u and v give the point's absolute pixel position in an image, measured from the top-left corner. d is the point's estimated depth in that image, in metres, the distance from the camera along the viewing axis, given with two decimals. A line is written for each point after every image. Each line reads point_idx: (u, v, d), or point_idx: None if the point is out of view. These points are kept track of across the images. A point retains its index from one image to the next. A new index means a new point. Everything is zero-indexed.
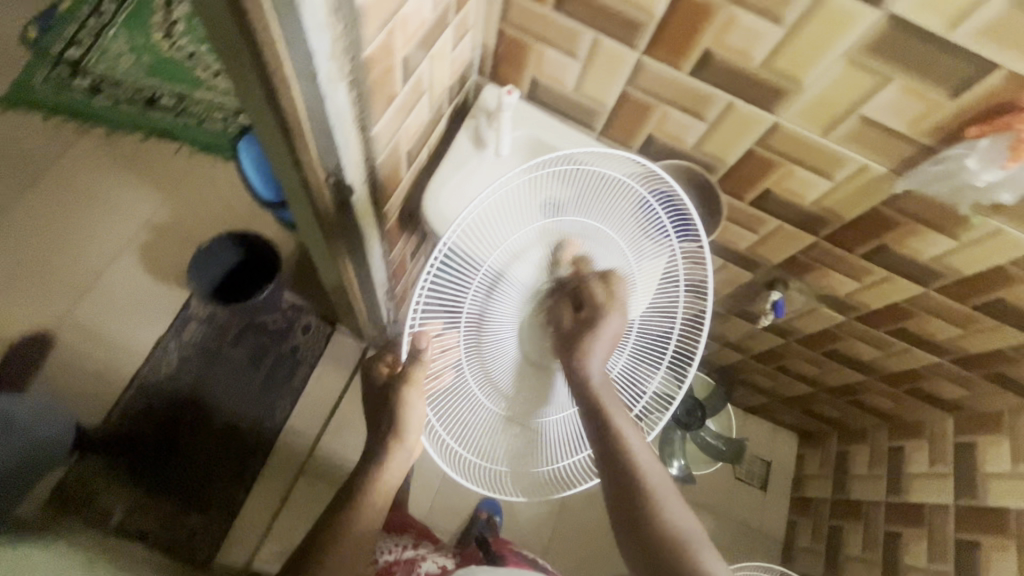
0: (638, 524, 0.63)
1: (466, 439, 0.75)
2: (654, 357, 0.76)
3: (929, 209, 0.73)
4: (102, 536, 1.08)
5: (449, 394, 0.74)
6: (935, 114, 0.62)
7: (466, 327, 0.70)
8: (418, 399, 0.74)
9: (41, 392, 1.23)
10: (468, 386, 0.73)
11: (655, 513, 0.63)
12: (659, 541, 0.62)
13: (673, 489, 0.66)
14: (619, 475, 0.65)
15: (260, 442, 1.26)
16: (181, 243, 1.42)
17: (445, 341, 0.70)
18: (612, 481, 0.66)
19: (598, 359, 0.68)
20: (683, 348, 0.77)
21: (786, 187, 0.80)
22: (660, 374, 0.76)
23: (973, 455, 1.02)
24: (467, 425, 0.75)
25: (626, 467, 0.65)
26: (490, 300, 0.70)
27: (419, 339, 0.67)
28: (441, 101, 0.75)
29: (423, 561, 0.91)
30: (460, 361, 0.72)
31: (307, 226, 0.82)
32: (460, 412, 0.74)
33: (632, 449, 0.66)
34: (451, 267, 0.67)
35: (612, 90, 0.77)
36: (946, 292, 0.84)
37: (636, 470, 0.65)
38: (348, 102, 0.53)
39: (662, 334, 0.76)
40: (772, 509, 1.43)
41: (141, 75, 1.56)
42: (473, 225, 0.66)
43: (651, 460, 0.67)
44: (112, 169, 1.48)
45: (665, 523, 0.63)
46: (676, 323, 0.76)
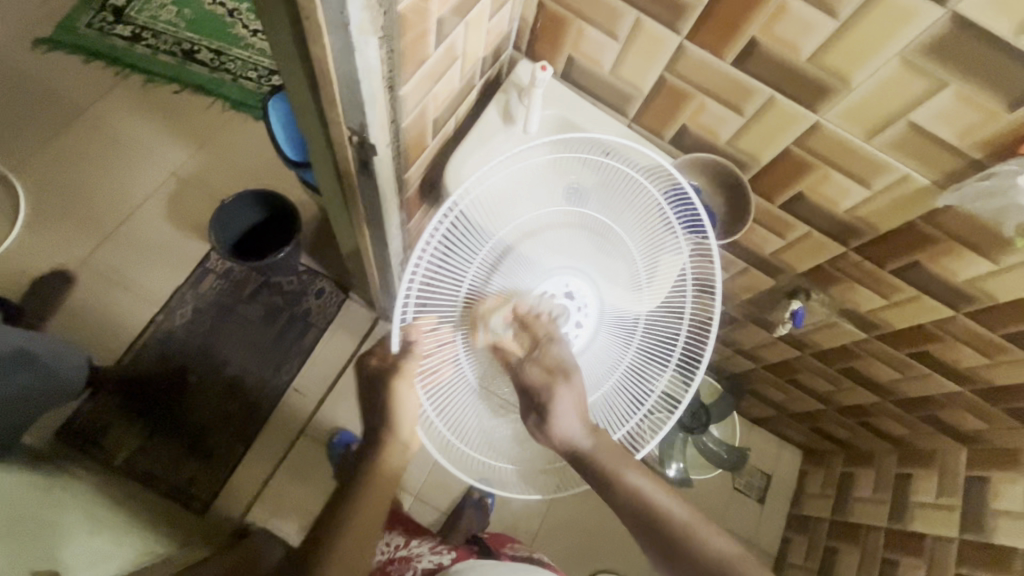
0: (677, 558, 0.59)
1: (463, 434, 0.71)
2: (661, 355, 0.71)
3: (970, 228, 0.70)
4: (105, 475, 1.11)
5: (445, 389, 0.70)
6: (988, 127, 0.58)
7: (464, 314, 0.69)
8: (409, 390, 0.66)
9: (61, 329, 1.26)
10: (465, 378, 0.70)
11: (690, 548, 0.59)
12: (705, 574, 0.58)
13: (704, 518, 0.62)
14: (641, 519, 0.62)
15: (264, 400, 1.28)
16: (205, 197, 1.43)
17: (440, 333, 0.68)
18: (635, 526, 0.63)
19: (573, 425, 0.65)
20: (692, 345, 0.73)
21: (820, 192, 0.77)
22: (670, 374, 0.70)
23: (983, 490, 0.98)
24: (462, 421, 0.71)
25: (643, 511, 0.62)
26: (492, 278, 0.70)
27: (412, 331, 0.64)
28: (474, 71, 0.74)
29: (418, 559, 0.86)
30: (457, 353, 0.69)
31: (328, 188, 0.82)
32: (455, 407, 0.70)
33: (643, 492, 0.63)
34: (455, 242, 0.67)
35: (649, 74, 0.75)
36: (976, 318, 0.81)
37: (656, 512, 0.62)
38: (378, 58, 0.52)
39: (669, 331, 0.71)
40: (768, 522, 1.41)
41: (182, 27, 1.57)
42: (480, 200, 0.68)
43: (671, 499, 0.63)
44: (145, 117, 1.50)
45: (705, 555, 0.59)
46: (683, 322, 0.71)
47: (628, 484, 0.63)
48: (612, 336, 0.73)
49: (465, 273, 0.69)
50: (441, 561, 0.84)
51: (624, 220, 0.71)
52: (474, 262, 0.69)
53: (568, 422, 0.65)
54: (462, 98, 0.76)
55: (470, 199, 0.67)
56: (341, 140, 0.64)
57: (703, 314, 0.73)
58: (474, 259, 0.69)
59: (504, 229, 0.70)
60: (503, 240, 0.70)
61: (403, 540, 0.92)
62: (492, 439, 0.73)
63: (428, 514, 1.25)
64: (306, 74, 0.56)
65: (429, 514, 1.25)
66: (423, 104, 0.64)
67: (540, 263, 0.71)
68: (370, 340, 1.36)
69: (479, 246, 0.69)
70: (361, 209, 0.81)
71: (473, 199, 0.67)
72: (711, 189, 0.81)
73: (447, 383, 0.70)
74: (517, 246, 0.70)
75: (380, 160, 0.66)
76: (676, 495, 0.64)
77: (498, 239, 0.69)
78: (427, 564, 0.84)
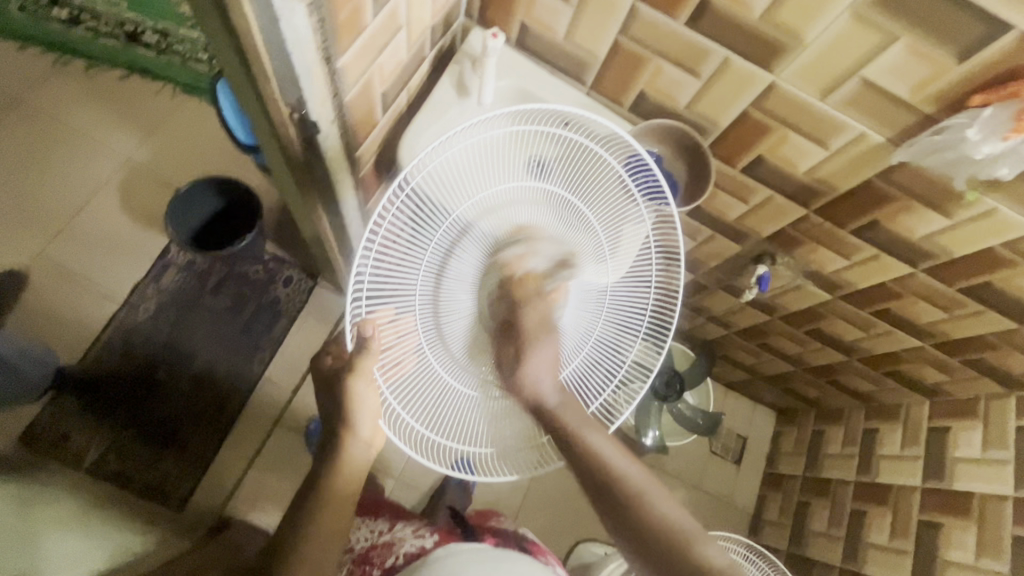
0: (627, 519, 0.61)
1: (436, 425, 0.68)
2: (633, 326, 0.71)
3: (925, 184, 0.70)
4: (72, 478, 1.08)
5: (411, 380, 0.67)
6: (940, 80, 0.58)
7: (422, 303, 0.65)
8: (367, 388, 0.65)
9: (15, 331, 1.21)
10: (430, 368, 0.67)
11: (641, 511, 0.61)
12: (650, 537, 0.60)
13: (658, 484, 0.64)
14: (597, 481, 0.63)
15: (237, 393, 1.25)
16: (160, 187, 1.37)
17: (401, 324, 0.65)
18: (591, 487, 0.64)
19: (546, 378, 0.66)
20: (660, 314, 0.71)
21: (780, 155, 0.76)
22: (641, 343, 0.71)
23: (945, 439, 1.02)
24: (433, 410, 0.68)
25: (601, 472, 0.63)
26: (449, 261, 0.65)
27: (365, 326, 0.61)
28: (423, 41, 0.71)
29: (401, 543, 0.76)
30: (419, 343, 0.66)
31: (280, 170, 0.79)
32: (424, 396, 0.68)
33: (603, 456, 0.64)
34: (409, 225, 0.63)
35: (604, 39, 0.73)
36: (933, 274, 0.83)
37: (613, 474, 0.63)
38: (309, 26, 0.50)
39: (638, 301, 0.71)
40: (744, 482, 1.45)
41: (123, 7, 1.46)
42: (434, 178, 0.63)
43: (629, 464, 0.65)
44: (90, 104, 1.42)
45: (655, 519, 0.61)
46: (651, 289, 0.71)
47: (587, 446, 0.64)
48: (584, 312, 0.70)
49: (421, 256, 0.65)
50: (424, 544, 0.74)
51: (586, 191, 0.67)
52: (431, 244, 0.65)
53: (541, 374, 0.66)
54: (412, 69, 0.73)
55: (423, 177, 0.62)
56: (282, 117, 0.61)
57: (670, 282, 0.72)
58: (433, 241, 0.65)
59: (464, 206, 0.65)
60: (463, 217, 0.65)
61: (387, 525, 0.84)
62: (465, 426, 0.69)
63: (411, 495, 1.25)
64: (234, 47, 0.53)
65: (412, 495, 1.25)
66: (367, 76, 0.62)
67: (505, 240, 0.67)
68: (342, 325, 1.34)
69: (437, 226, 0.64)
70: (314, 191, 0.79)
71: (425, 176, 0.62)
72: (672, 155, 0.80)
73: (411, 373, 0.67)
74: (477, 224, 0.65)
75: (324, 137, 0.64)
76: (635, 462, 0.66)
77: (457, 217, 0.65)
78: (410, 548, 0.74)
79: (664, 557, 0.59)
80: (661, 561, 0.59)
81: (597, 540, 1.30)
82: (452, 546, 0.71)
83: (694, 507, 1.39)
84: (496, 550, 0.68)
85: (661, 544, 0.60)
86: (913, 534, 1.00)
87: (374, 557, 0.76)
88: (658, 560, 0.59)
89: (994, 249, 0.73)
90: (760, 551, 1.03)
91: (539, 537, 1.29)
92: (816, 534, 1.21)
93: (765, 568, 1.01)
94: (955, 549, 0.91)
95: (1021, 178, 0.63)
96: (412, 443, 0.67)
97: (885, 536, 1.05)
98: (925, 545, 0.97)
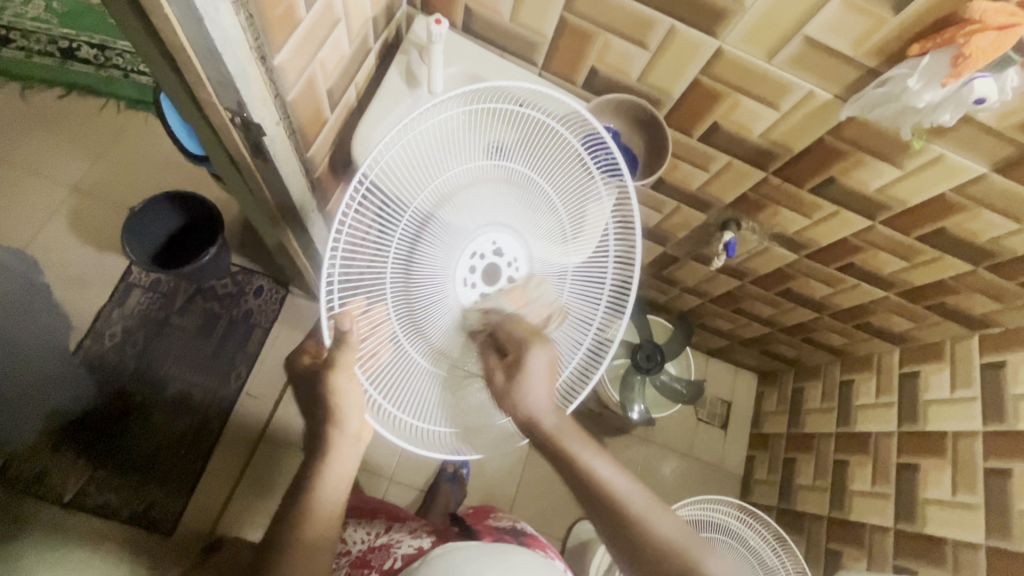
0: (635, 549, 0.53)
1: (418, 411, 0.64)
2: (592, 293, 0.67)
3: (875, 137, 0.72)
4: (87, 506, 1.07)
5: (390, 372, 0.63)
6: (878, 32, 0.59)
7: (394, 294, 0.63)
8: (351, 380, 0.59)
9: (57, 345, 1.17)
10: (408, 355, 0.64)
11: (644, 536, 0.53)
12: (659, 567, 0.51)
13: (658, 501, 0.55)
14: (599, 504, 0.55)
15: (215, 412, 1.22)
16: (114, 207, 1.33)
17: (372, 315, 0.61)
18: (589, 509, 0.56)
19: (540, 394, 0.59)
20: (620, 282, 0.66)
21: (734, 120, 0.77)
22: (601, 314, 0.67)
23: (915, 384, 1.06)
24: (410, 397, 0.64)
25: (595, 490, 0.55)
26: (416, 250, 0.63)
27: (344, 319, 0.57)
28: (365, 33, 0.69)
29: (398, 546, 0.75)
30: (393, 330, 0.63)
31: (230, 177, 0.76)
32: (400, 382, 0.64)
33: (598, 475, 0.56)
34: (373, 218, 0.61)
35: (550, 17, 0.72)
36: (891, 226, 0.85)
37: (613, 497, 0.55)
38: (237, 24, 0.48)
39: (595, 270, 0.67)
40: (732, 446, 1.48)
41: (54, 23, 1.41)
42: (396, 165, 0.60)
43: (628, 482, 0.56)
44: (27, 127, 1.36)
45: (661, 543, 0.52)
46: (607, 261, 0.67)
47: (589, 471, 0.56)
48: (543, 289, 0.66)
49: (386, 250, 0.62)
50: (421, 545, 0.73)
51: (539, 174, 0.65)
52: (394, 240, 0.62)
53: (535, 389, 0.59)
54: (357, 63, 0.72)
55: (381, 169, 0.59)
56: (222, 121, 0.59)
57: (628, 248, 0.65)
58: (398, 237, 0.62)
59: (422, 193, 0.63)
60: (422, 207, 0.63)
61: (384, 528, 0.84)
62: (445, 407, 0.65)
63: (407, 494, 1.25)
64: (161, 53, 0.51)
65: (406, 494, 1.25)
66: (308, 72, 0.60)
67: (466, 225, 0.65)
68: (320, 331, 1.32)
69: (399, 217, 0.62)
70: (271, 199, 0.76)
71: (383, 166, 0.59)
72: (629, 129, 0.79)
73: (389, 364, 0.63)
74: (438, 213, 0.64)
75: (270, 139, 0.62)
76: (635, 478, 0.57)
77: (418, 206, 0.63)
78: (407, 550, 0.72)
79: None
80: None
81: None
82: (450, 544, 0.70)
83: (686, 474, 1.41)
84: (495, 546, 0.67)
85: (671, 573, 0.51)
86: (893, 477, 1.03)
87: (371, 560, 0.74)
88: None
89: (946, 195, 0.75)
90: (753, 512, 1.04)
91: (536, 521, 1.30)
92: (803, 487, 1.25)
93: (759, 528, 1.03)
94: (932, 488, 0.95)
95: (962, 123, 0.65)
96: (411, 436, 0.63)
97: (867, 483, 1.09)
98: (905, 487, 1.00)
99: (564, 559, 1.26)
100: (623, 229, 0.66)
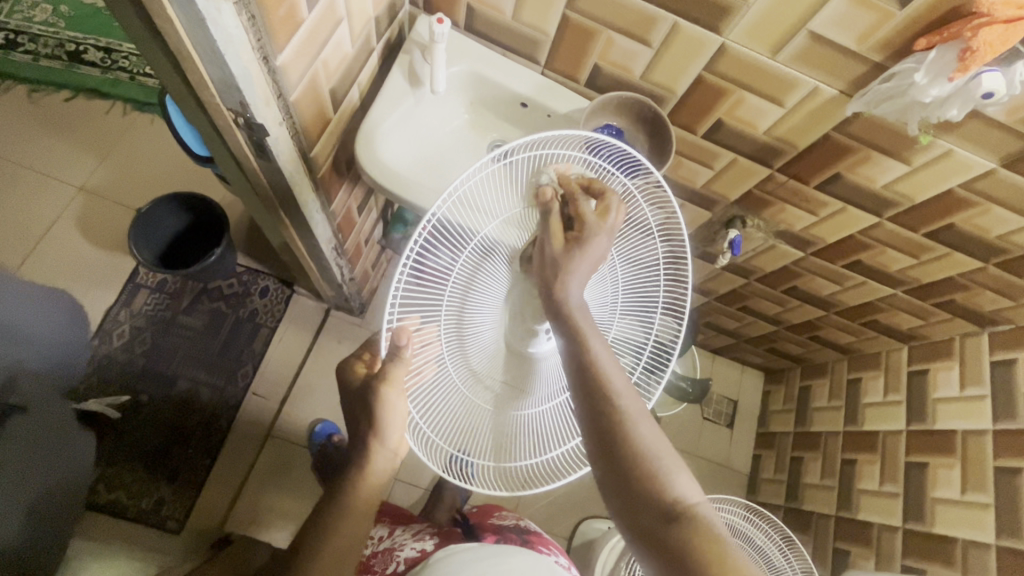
0: (604, 439, 0.50)
1: (456, 436, 0.63)
2: (643, 308, 0.66)
3: (881, 133, 0.71)
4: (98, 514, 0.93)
5: (433, 391, 0.62)
6: (884, 27, 0.59)
7: (448, 324, 0.61)
8: (399, 398, 0.60)
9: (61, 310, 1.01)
10: (451, 379, 0.63)
11: (622, 430, 0.49)
12: (624, 463, 0.49)
13: (644, 404, 0.52)
14: (588, 388, 0.51)
15: (221, 410, 1.23)
16: (121, 208, 1.34)
17: (423, 336, 0.60)
18: (578, 394, 0.52)
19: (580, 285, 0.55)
20: (672, 292, 0.65)
21: (738, 117, 0.76)
22: (654, 327, 0.66)
23: (924, 382, 1.05)
24: (445, 417, 0.63)
25: (594, 378, 0.52)
26: (475, 282, 0.62)
27: (401, 335, 0.56)
28: (367, 32, 0.69)
29: (401, 549, 0.75)
30: (441, 352, 0.61)
31: (235, 177, 0.76)
32: (440, 403, 0.63)
33: (600, 362, 0.52)
34: (434, 245, 0.59)
35: (552, 15, 0.72)
36: (898, 222, 0.84)
37: (604, 384, 0.51)
38: (240, 25, 0.48)
39: (644, 284, 0.65)
40: (738, 445, 1.47)
41: (61, 26, 1.42)
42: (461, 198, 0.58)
43: (624, 378, 0.53)
44: (36, 130, 1.37)
45: (637, 445, 0.49)
46: (657, 269, 0.65)
47: (591, 354, 0.53)
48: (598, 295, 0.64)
49: (445, 277, 0.60)
50: (423, 548, 0.73)
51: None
52: (454, 269, 0.61)
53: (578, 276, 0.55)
54: (360, 62, 0.72)
55: (449, 201, 0.57)
56: (226, 122, 0.59)
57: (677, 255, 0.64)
58: (455, 264, 0.61)
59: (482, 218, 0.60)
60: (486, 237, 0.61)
61: (387, 531, 0.84)
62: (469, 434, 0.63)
63: (412, 493, 1.25)
64: (165, 55, 0.51)
65: (411, 493, 1.25)
66: (310, 72, 0.61)
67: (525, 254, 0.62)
68: (325, 330, 1.33)
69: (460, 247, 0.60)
70: (275, 198, 0.76)
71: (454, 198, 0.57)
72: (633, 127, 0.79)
73: (432, 383, 0.62)
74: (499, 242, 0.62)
75: (273, 140, 0.62)
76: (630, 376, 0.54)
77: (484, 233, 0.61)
78: (409, 553, 0.73)
79: (631, 490, 0.48)
80: (632, 492, 0.48)
81: (601, 516, 1.31)
82: (454, 545, 0.70)
83: (692, 473, 1.41)
84: (499, 547, 0.67)
85: (634, 472, 0.48)
86: (901, 477, 1.02)
87: (375, 564, 0.74)
88: (626, 489, 0.49)
89: (954, 190, 0.74)
90: (759, 511, 1.04)
91: (542, 520, 1.30)
92: (811, 486, 1.24)
93: (765, 527, 1.02)
94: (942, 487, 0.94)
95: (971, 117, 0.64)
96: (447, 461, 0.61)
97: (876, 482, 1.08)
98: (913, 486, 0.99)
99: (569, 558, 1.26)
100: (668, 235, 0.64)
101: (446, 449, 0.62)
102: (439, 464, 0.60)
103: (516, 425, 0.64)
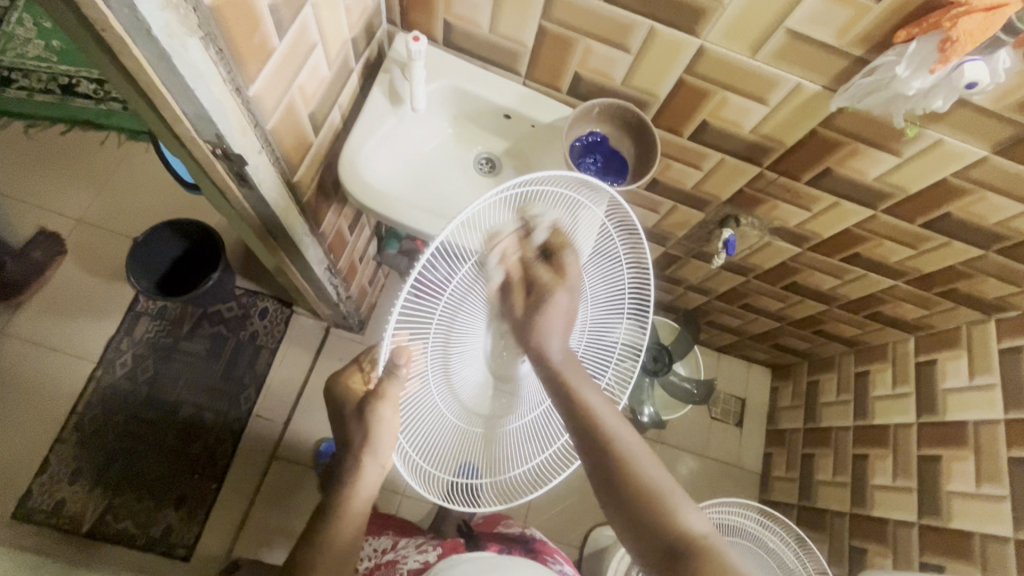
0: (612, 480, 0.54)
1: (447, 463, 0.64)
2: (612, 305, 0.68)
3: (870, 126, 0.70)
4: (73, 524, 1.12)
5: (417, 410, 0.60)
6: (863, 21, 0.58)
7: (435, 341, 0.58)
8: (394, 413, 0.58)
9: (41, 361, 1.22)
10: (433, 399, 0.61)
11: (625, 472, 0.54)
12: (630, 499, 0.53)
13: (645, 447, 0.56)
14: (588, 440, 0.57)
15: (226, 435, 1.23)
16: (118, 237, 1.35)
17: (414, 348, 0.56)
18: (580, 445, 0.57)
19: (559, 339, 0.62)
20: (637, 293, 0.67)
21: (723, 117, 0.75)
22: (625, 321, 0.68)
23: (932, 373, 1.03)
24: (436, 444, 0.63)
25: (590, 428, 0.57)
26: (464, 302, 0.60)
27: (401, 353, 0.52)
28: (345, 55, 0.69)
29: (404, 560, 0.75)
30: (426, 369, 0.59)
31: (220, 205, 0.77)
32: (427, 430, 0.62)
33: (593, 411, 0.58)
34: (436, 267, 0.54)
35: (528, 26, 0.71)
36: (894, 214, 0.83)
37: (601, 429, 0.57)
38: (209, 59, 0.49)
39: (610, 281, 0.66)
40: (749, 442, 1.45)
41: (53, 61, 1.43)
42: (467, 221, 0.53)
43: (621, 424, 0.58)
44: (31, 165, 1.38)
45: (642, 483, 0.53)
46: (620, 266, 0.66)
47: (586, 404, 0.58)
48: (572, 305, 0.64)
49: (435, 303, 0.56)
50: (427, 559, 0.73)
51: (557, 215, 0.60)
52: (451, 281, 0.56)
53: (550, 335, 0.62)
54: (340, 85, 0.72)
55: (457, 226, 0.52)
56: (204, 153, 0.59)
57: (638, 254, 0.65)
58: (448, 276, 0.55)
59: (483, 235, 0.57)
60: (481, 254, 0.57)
61: (390, 543, 0.83)
62: (463, 456, 0.65)
63: (420, 507, 1.24)
64: (137, 91, 0.52)
65: (419, 508, 1.23)
66: (287, 98, 0.61)
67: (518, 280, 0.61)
68: (325, 349, 1.33)
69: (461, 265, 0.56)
70: (260, 223, 0.76)
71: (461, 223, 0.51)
72: (618, 133, 0.78)
73: (415, 402, 0.60)
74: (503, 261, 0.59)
75: (253, 168, 0.62)
76: (626, 420, 0.59)
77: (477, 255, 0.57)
78: (413, 565, 0.73)
79: (643, 518, 0.52)
80: (642, 528, 0.52)
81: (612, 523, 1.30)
82: (453, 556, 0.70)
83: (703, 474, 1.39)
84: (499, 556, 0.67)
85: (642, 507, 0.52)
86: (914, 470, 1.00)
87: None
88: (640, 519, 0.52)
89: (947, 179, 0.73)
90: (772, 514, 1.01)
91: (553, 529, 1.29)
92: (824, 483, 1.22)
93: (780, 530, 0.99)
94: (957, 479, 0.92)
95: (958, 107, 0.63)
96: (445, 489, 0.63)
97: (889, 477, 1.05)
98: (927, 479, 0.97)
99: (581, 567, 1.24)
100: (624, 228, 0.64)
101: (445, 477, 0.63)
102: (440, 494, 0.62)
103: (494, 442, 0.66)
